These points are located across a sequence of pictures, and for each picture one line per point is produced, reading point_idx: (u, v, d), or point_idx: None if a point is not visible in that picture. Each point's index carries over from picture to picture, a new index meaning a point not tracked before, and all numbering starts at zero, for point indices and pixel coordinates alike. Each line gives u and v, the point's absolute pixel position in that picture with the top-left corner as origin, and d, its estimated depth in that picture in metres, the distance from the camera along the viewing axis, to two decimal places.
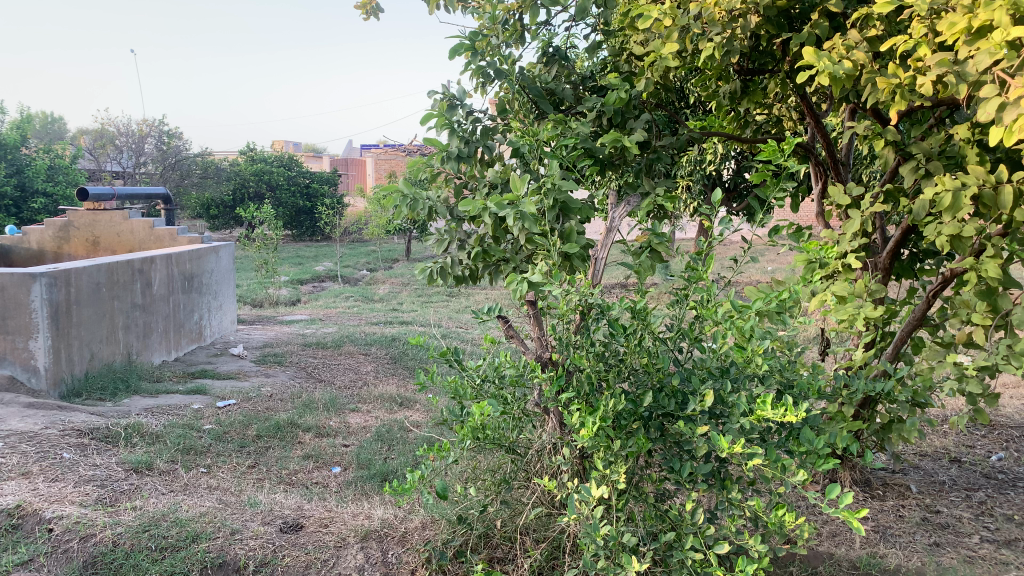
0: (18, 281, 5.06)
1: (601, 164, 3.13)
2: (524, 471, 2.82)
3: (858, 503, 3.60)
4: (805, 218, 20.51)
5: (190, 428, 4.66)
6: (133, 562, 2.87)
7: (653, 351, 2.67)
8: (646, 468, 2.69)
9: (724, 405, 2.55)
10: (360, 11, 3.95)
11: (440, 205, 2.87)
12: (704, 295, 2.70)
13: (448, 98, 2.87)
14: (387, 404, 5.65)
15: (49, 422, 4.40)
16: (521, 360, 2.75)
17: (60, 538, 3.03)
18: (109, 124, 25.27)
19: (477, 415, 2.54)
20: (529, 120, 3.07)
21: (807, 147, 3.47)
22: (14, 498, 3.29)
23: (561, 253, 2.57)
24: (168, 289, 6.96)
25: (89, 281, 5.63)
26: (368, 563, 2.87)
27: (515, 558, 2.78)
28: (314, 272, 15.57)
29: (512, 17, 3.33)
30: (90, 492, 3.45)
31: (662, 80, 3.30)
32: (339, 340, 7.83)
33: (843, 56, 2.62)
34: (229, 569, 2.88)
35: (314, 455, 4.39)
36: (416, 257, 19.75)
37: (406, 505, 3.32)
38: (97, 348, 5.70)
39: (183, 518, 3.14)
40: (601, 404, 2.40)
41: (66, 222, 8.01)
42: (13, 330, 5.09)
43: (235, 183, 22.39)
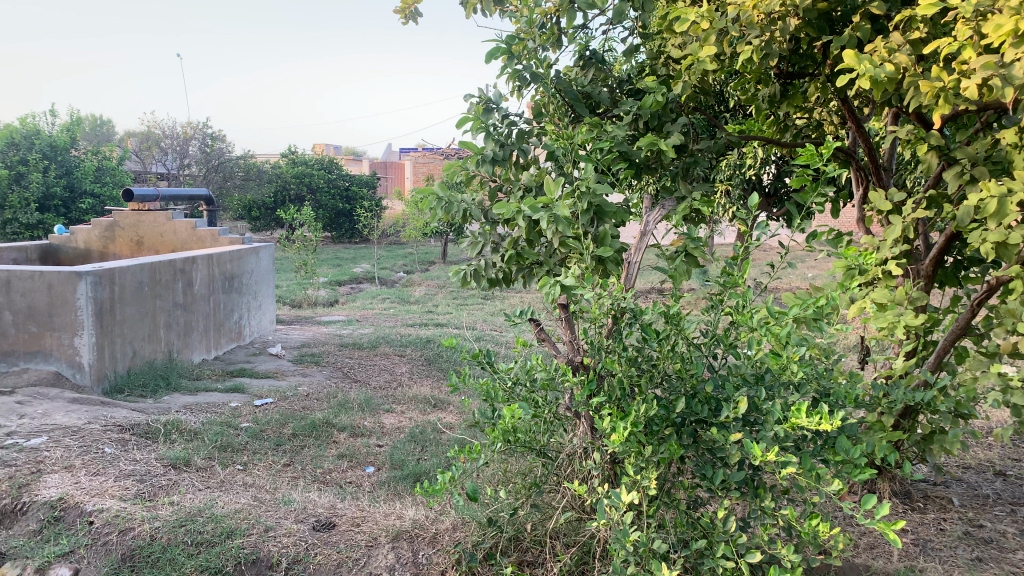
0: (65, 279, 5.20)
1: (637, 168, 3.12)
2: (555, 475, 2.82)
3: (897, 515, 3.51)
4: (846, 225, 20.26)
5: (228, 426, 4.74)
6: (170, 556, 2.92)
7: (687, 356, 2.64)
8: (679, 475, 2.67)
9: (759, 413, 2.52)
10: (399, 16, 3.98)
11: (474, 207, 2.89)
12: (740, 301, 2.67)
13: (484, 101, 2.89)
14: (420, 405, 5.68)
15: (92, 417, 4.51)
16: (553, 364, 2.74)
17: (100, 531, 3.11)
18: (155, 126, 25.87)
19: (508, 417, 2.54)
20: (565, 123, 3.07)
21: (848, 152, 3.41)
22: (57, 491, 3.38)
23: (595, 257, 2.55)
24: (209, 289, 7.08)
25: (133, 280, 5.75)
26: (399, 563, 2.89)
27: (545, 562, 2.78)
28: (352, 274, 15.75)
29: (549, 21, 3.33)
30: (130, 486, 3.52)
31: (700, 83, 3.27)
32: (375, 341, 7.91)
33: (885, 59, 2.57)
34: (263, 565, 2.92)
35: (348, 455, 4.43)
36: (452, 260, 19.85)
37: (438, 506, 3.35)
38: (139, 346, 5.82)
39: (218, 515, 3.19)
40: (632, 409, 2.39)
41: (112, 222, 8.20)
42: (59, 327, 5.24)
43: (277, 185, 22.75)
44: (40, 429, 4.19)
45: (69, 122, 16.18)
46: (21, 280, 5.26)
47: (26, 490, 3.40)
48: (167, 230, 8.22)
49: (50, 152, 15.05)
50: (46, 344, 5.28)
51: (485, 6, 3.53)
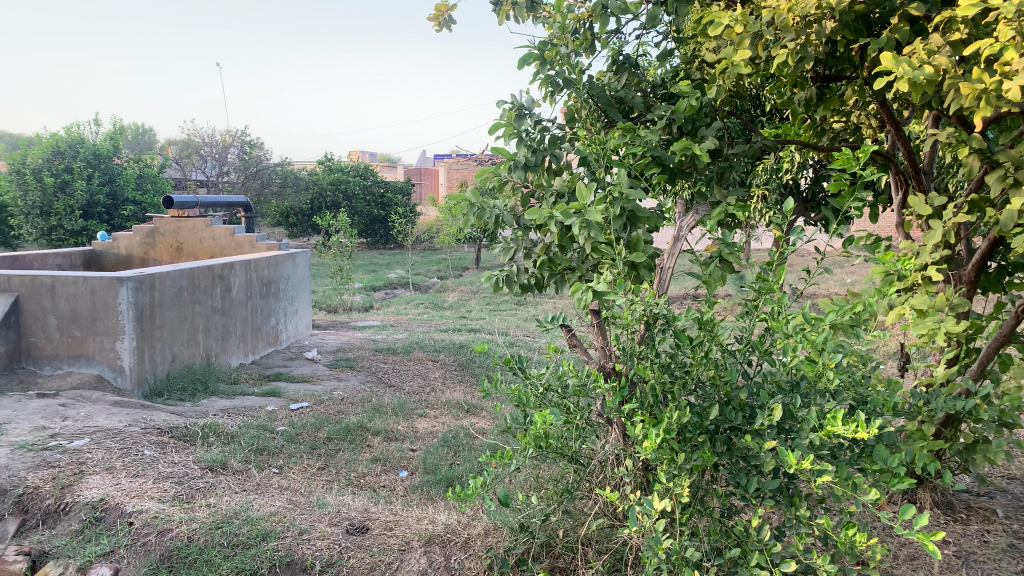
0: (107, 285, 5.32)
1: (670, 173, 3.10)
2: (587, 482, 2.82)
3: (938, 526, 3.44)
4: (885, 230, 20.02)
5: (264, 429, 4.80)
6: (207, 557, 2.97)
7: (721, 363, 2.61)
8: (712, 483, 2.64)
9: (794, 420, 2.48)
10: (433, 23, 4.01)
11: (507, 213, 2.90)
12: (775, 307, 2.63)
13: (517, 107, 2.90)
14: (454, 410, 5.70)
15: (132, 420, 4.60)
16: (585, 370, 2.74)
17: (140, 532, 3.17)
18: (196, 134, 26.39)
19: (539, 423, 2.54)
20: (598, 129, 3.07)
21: (887, 156, 3.35)
22: (99, 492, 3.45)
23: (627, 262, 2.53)
24: (247, 294, 7.19)
25: (172, 286, 5.87)
26: (431, 567, 2.90)
27: (577, 569, 2.77)
28: (387, 279, 15.87)
29: (582, 27, 3.33)
30: (168, 488, 3.58)
31: (735, 87, 3.24)
32: (409, 346, 7.96)
33: (923, 61, 2.53)
34: (297, 568, 2.95)
35: (382, 459, 4.46)
36: (486, 266, 19.92)
37: (471, 511, 3.35)
38: (178, 350, 5.93)
39: (254, 517, 3.24)
40: (665, 416, 2.38)
41: (153, 229, 8.40)
42: (102, 331, 5.36)
43: (313, 192, 23.05)
44: (83, 431, 4.29)
45: (112, 130, 16.58)
46: (65, 285, 5.40)
47: (69, 490, 3.48)
48: (206, 236, 8.37)
49: (94, 160, 15.40)
50: (89, 347, 5.41)
51: (518, 13, 3.55)
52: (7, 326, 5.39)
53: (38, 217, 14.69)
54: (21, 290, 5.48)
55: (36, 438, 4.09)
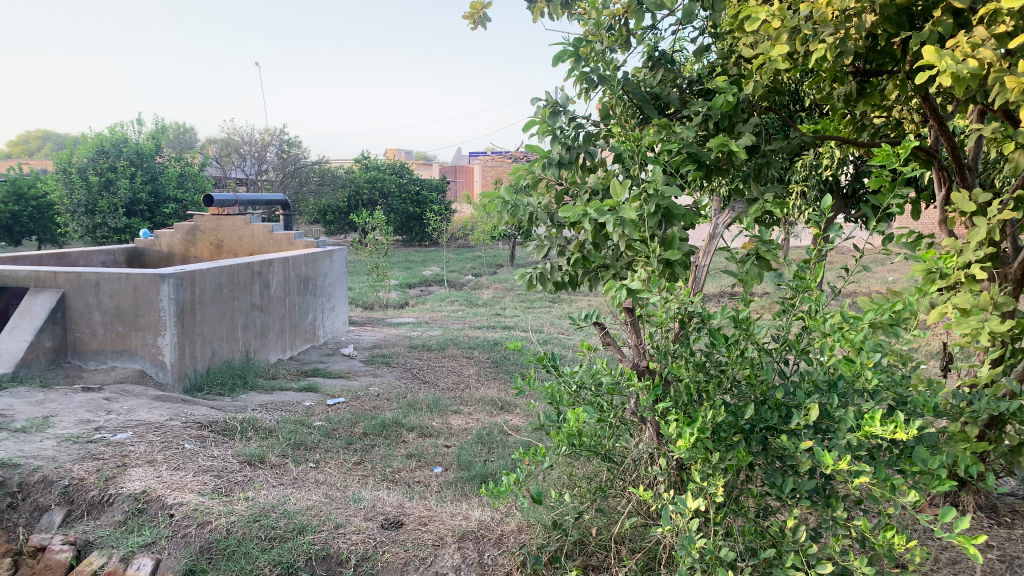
0: (149, 282, 5.43)
1: (706, 170, 3.06)
2: (620, 480, 2.82)
3: (983, 530, 3.36)
4: (927, 227, 19.64)
5: (302, 424, 4.87)
6: (245, 549, 3.03)
7: (757, 362, 2.58)
8: (748, 483, 2.62)
9: (831, 420, 2.45)
10: (468, 21, 4.02)
11: (540, 211, 2.91)
12: (812, 306, 2.59)
13: (551, 105, 2.89)
14: (488, 407, 5.72)
15: (173, 414, 4.70)
16: (618, 368, 2.73)
17: (180, 523, 3.23)
18: (235, 133, 26.78)
19: (572, 420, 2.54)
20: (633, 125, 3.05)
21: (929, 152, 3.28)
22: (141, 484, 3.53)
23: (662, 260, 2.51)
24: (285, 290, 7.29)
25: (212, 282, 5.97)
26: (465, 563, 2.92)
27: (610, 567, 2.78)
28: (422, 276, 15.98)
29: (617, 23, 3.32)
30: (208, 481, 3.64)
31: (772, 83, 3.20)
32: (444, 343, 8.00)
33: (967, 55, 2.47)
34: (332, 562, 2.99)
35: (416, 455, 4.50)
36: (520, 263, 19.95)
37: (503, 508, 3.37)
38: (217, 346, 6.04)
39: (291, 511, 3.28)
40: (699, 415, 2.36)
41: (193, 226, 8.53)
42: (144, 327, 5.48)
43: (350, 190, 23.28)
44: (126, 425, 4.39)
45: (155, 130, 16.93)
46: (109, 282, 5.53)
47: (113, 482, 3.56)
48: (245, 234, 8.48)
49: (137, 159, 15.65)
50: (132, 343, 5.53)
51: (552, 10, 3.54)
52: (52, 322, 5.53)
53: (84, 215, 15.12)
54: (67, 286, 5.62)
55: (81, 431, 4.20)
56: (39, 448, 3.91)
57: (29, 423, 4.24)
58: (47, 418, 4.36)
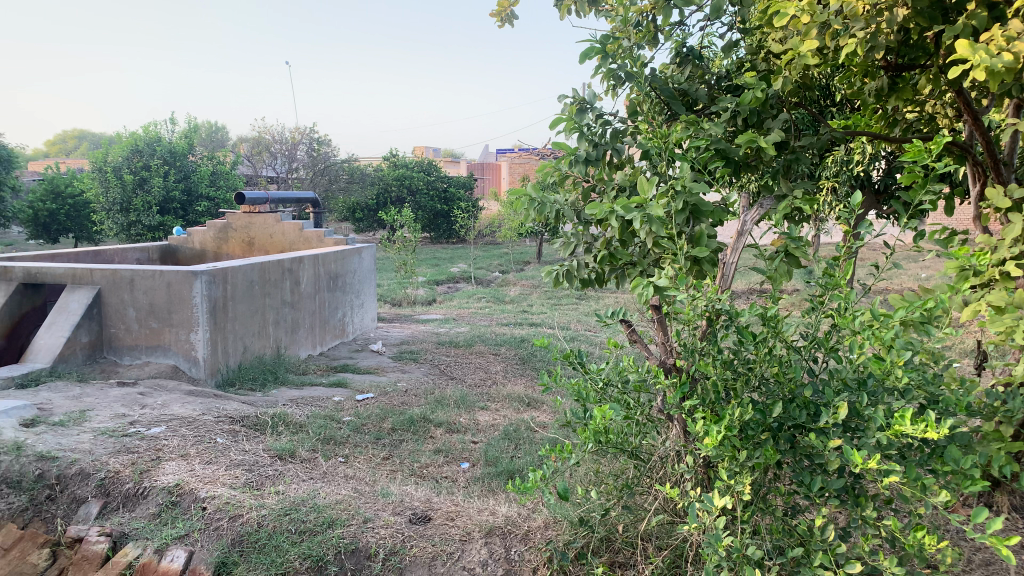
0: (182, 279, 5.51)
1: (735, 166, 3.03)
2: (647, 477, 2.82)
3: (1018, 531, 3.31)
4: (961, 223, 19.30)
5: (331, 419, 4.92)
6: (275, 543, 3.08)
7: (785, 360, 2.56)
8: (776, 481, 2.60)
9: (860, 419, 2.42)
10: (495, 19, 4.04)
11: (567, 208, 2.91)
12: (841, 303, 2.56)
13: (578, 102, 2.90)
14: (515, 403, 5.74)
15: (206, 409, 4.78)
16: (644, 365, 2.73)
17: (213, 516, 3.29)
18: (266, 132, 27.07)
19: (599, 417, 2.54)
20: (660, 122, 3.03)
21: (964, 146, 3.22)
22: (175, 477, 3.60)
23: (690, 257, 2.50)
24: (315, 287, 7.37)
25: (244, 279, 6.05)
26: (492, 558, 2.95)
27: (636, 564, 2.78)
28: (449, 273, 16.05)
29: (645, 19, 3.30)
30: (240, 475, 3.70)
31: (802, 78, 3.17)
32: (472, 340, 8.03)
33: (1002, 48, 2.41)
34: (361, 556, 3.03)
35: (444, 450, 4.53)
36: (547, 260, 19.95)
37: (530, 504, 3.39)
38: (249, 342, 6.12)
39: (320, 505, 3.32)
40: (726, 412, 2.35)
41: (225, 224, 8.65)
42: (178, 323, 5.57)
43: (378, 187, 23.45)
44: (159, 419, 4.47)
45: (187, 129, 17.19)
46: (143, 279, 5.63)
47: (147, 475, 3.63)
48: (276, 231, 8.58)
49: (170, 158, 15.87)
50: (166, 339, 5.62)
51: (579, 8, 3.54)
52: (88, 318, 5.64)
53: (119, 214, 15.38)
54: (102, 283, 5.73)
55: (117, 425, 4.29)
56: (76, 441, 4.00)
57: (67, 416, 4.34)
58: (84, 413, 4.45)
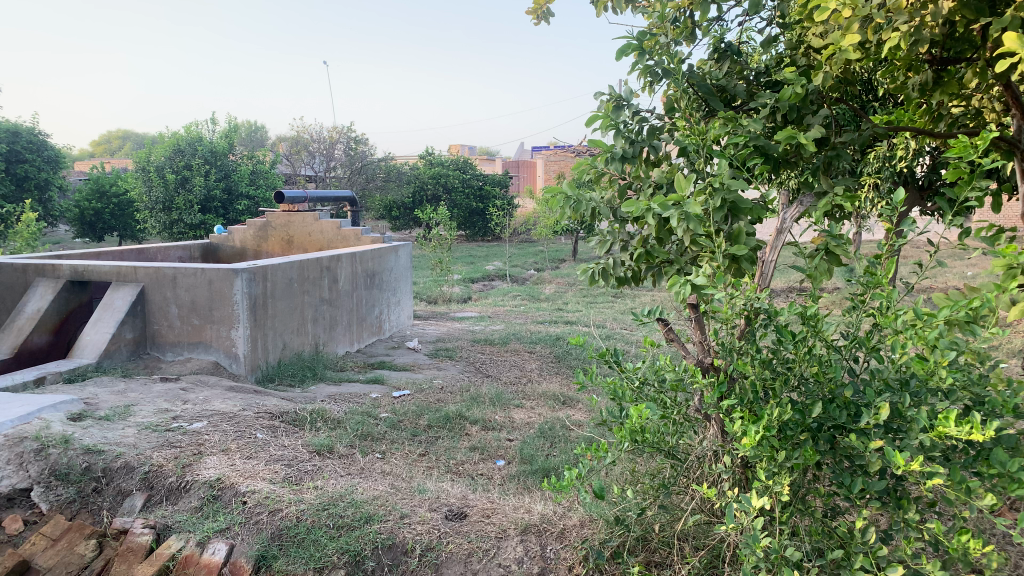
0: (223, 276, 5.60)
1: (774, 163, 2.98)
2: (684, 477, 2.81)
3: None
4: (1010, 220, 18.79)
5: (368, 415, 4.97)
6: (314, 538, 3.12)
7: (825, 360, 2.52)
8: (815, 482, 2.57)
9: (903, 420, 2.38)
10: (531, 17, 4.04)
11: (603, 206, 2.90)
12: (883, 302, 2.51)
13: (615, 99, 2.89)
14: (550, 402, 5.73)
15: (246, 404, 4.86)
16: (682, 364, 2.71)
17: (253, 510, 3.34)
18: (304, 131, 27.38)
19: (635, 417, 2.53)
20: (697, 118, 3.00)
21: (1011, 141, 3.13)
22: (216, 472, 3.66)
23: (728, 255, 2.48)
24: (353, 285, 7.45)
25: (284, 277, 6.13)
26: (527, 556, 2.95)
27: (673, 564, 2.77)
28: (485, 271, 16.07)
29: (683, 15, 3.27)
30: (279, 470, 3.75)
31: (844, 74, 3.11)
32: (507, 338, 8.05)
33: None
34: (398, 551, 3.05)
35: (479, 448, 4.54)
36: (582, 258, 19.89)
37: (566, 502, 3.39)
38: (288, 338, 6.21)
39: (358, 500, 3.36)
40: (764, 412, 2.33)
41: (265, 222, 8.78)
42: (219, 320, 5.66)
43: (414, 186, 23.59)
44: (201, 414, 4.55)
45: (228, 129, 17.49)
46: (185, 277, 5.73)
47: (189, 470, 3.70)
48: (314, 230, 8.67)
49: (211, 157, 16.16)
50: (207, 335, 5.73)
51: (616, 4, 3.52)
52: (133, 314, 5.76)
53: (162, 212, 15.68)
54: (145, 280, 5.85)
55: (160, 419, 4.38)
56: (121, 435, 4.09)
57: (113, 411, 4.44)
58: (128, 407, 4.55)
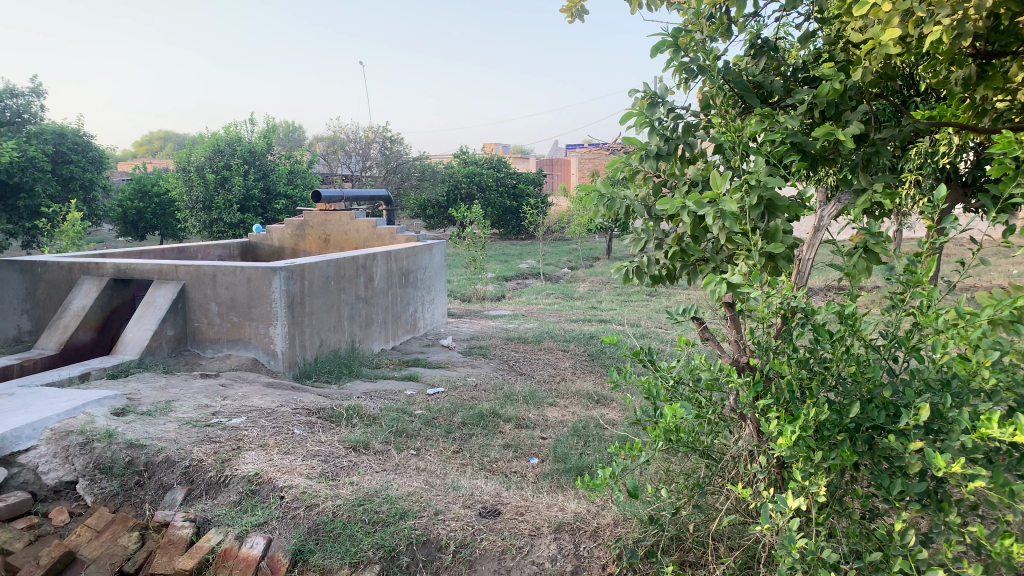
0: (262, 274, 5.69)
1: (811, 159, 2.95)
2: (718, 477, 2.79)
3: None
4: None
5: (403, 412, 5.01)
6: (350, 532, 3.16)
7: (864, 359, 2.48)
8: (852, 483, 2.54)
9: (943, 421, 2.34)
10: (566, 14, 4.04)
11: (637, 204, 2.88)
12: (924, 302, 2.47)
13: (649, 96, 2.87)
14: (584, 400, 5.73)
15: (284, 401, 4.93)
16: (717, 364, 2.69)
17: (290, 505, 3.40)
18: (340, 130, 27.66)
19: (670, 416, 2.52)
20: (733, 114, 2.97)
21: None
22: (254, 467, 3.72)
23: (765, 253, 2.45)
24: (388, 283, 7.51)
25: (321, 275, 6.21)
26: (561, 554, 2.96)
27: (707, 564, 2.76)
28: (519, 269, 16.10)
29: (719, 11, 3.25)
30: (316, 466, 3.80)
31: (884, 69, 3.06)
32: (541, 337, 8.06)
33: None
34: (432, 548, 3.08)
35: (513, 445, 4.55)
36: (616, 257, 19.80)
37: (599, 501, 3.38)
38: (325, 335, 6.29)
39: (393, 496, 3.39)
40: (801, 412, 2.30)
41: (302, 221, 8.90)
42: (257, 317, 5.75)
43: (449, 184, 23.70)
44: (240, 410, 4.63)
45: (266, 129, 17.73)
46: (224, 275, 5.83)
47: (228, 464, 3.77)
48: (351, 228, 8.75)
49: (249, 157, 16.41)
50: (246, 332, 5.82)
51: (650, 2, 3.51)
52: (174, 312, 5.88)
53: (202, 212, 15.95)
54: (186, 278, 5.97)
55: (199, 415, 4.46)
56: (162, 430, 4.17)
57: (154, 406, 4.54)
58: (169, 403, 4.64)
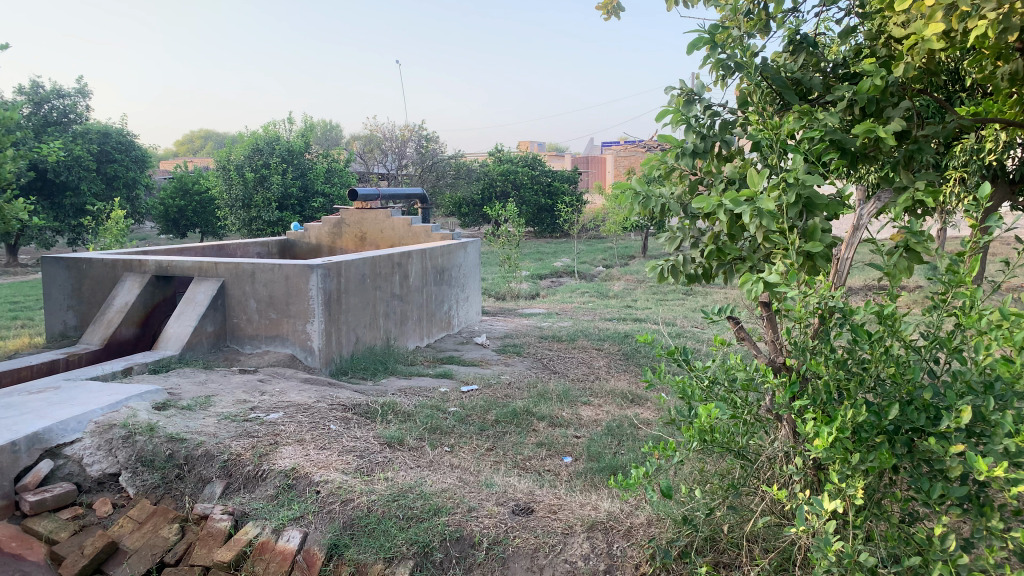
0: (299, 272, 5.76)
1: (851, 157, 2.89)
2: (754, 478, 2.77)
3: None
4: None
5: (437, 409, 5.04)
6: (384, 527, 3.19)
7: (904, 360, 2.44)
8: (890, 486, 2.50)
9: (986, 424, 2.29)
10: (602, 11, 4.02)
11: (673, 202, 2.86)
12: (966, 302, 2.42)
13: (686, 93, 2.85)
14: (618, 399, 5.70)
15: (320, 396, 4.99)
16: (753, 364, 2.66)
17: (326, 500, 3.44)
18: (376, 129, 27.88)
19: (705, 416, 2.50)
20: (771, 111, 2.94)
21: None
22: (291, 461, 3.77)
23: (803, 252, 2.42)
24: (423, 280, 7.55)
25: (357, 273, 6.27)
26: (594, 553, 2.95)
27: (742, 565, 2.74)
28: (553, 268, 16.09)
29: (757, 7, 3.21)
30: (351, 461, 3.84)
31: (926, 64, 3.00)
32: (575, 335, 8.04)
33: None
34: (465, 544, 3.10)
35: (547, 444, 4.56)
36: (651, 256, 19.67)
37: (632, 500, 3.36)
38: (360, 332, 6.35)
39: (427, 492, 3.42)
40: (839, 414, 2.28)
41: (339, 219, 8.99)
42: (295, 314, 5.83)
43: (484, 183, 23.74)
44: (277, 405, 4.69)
45: (303, 128, 17.96)
46: (263, 272, 5.92)
47: (266, 459, 3.83)
48: (386, 226, 8.81)
49: (288, 156, 16.88)
50: (284, 329, 5.90)
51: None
52: (213, 308, 5.98)
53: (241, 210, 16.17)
54: (226, 275, 6.07)
55: (238, 410, 4.54)
56: (201, 424, 4.25)
57: (194, 401, 4.62)
58: (209, 398, 4.73)
